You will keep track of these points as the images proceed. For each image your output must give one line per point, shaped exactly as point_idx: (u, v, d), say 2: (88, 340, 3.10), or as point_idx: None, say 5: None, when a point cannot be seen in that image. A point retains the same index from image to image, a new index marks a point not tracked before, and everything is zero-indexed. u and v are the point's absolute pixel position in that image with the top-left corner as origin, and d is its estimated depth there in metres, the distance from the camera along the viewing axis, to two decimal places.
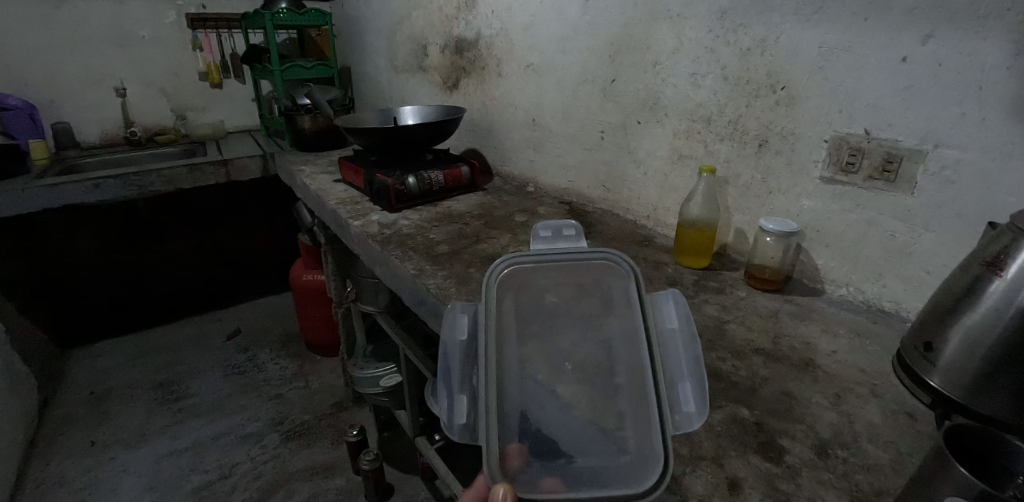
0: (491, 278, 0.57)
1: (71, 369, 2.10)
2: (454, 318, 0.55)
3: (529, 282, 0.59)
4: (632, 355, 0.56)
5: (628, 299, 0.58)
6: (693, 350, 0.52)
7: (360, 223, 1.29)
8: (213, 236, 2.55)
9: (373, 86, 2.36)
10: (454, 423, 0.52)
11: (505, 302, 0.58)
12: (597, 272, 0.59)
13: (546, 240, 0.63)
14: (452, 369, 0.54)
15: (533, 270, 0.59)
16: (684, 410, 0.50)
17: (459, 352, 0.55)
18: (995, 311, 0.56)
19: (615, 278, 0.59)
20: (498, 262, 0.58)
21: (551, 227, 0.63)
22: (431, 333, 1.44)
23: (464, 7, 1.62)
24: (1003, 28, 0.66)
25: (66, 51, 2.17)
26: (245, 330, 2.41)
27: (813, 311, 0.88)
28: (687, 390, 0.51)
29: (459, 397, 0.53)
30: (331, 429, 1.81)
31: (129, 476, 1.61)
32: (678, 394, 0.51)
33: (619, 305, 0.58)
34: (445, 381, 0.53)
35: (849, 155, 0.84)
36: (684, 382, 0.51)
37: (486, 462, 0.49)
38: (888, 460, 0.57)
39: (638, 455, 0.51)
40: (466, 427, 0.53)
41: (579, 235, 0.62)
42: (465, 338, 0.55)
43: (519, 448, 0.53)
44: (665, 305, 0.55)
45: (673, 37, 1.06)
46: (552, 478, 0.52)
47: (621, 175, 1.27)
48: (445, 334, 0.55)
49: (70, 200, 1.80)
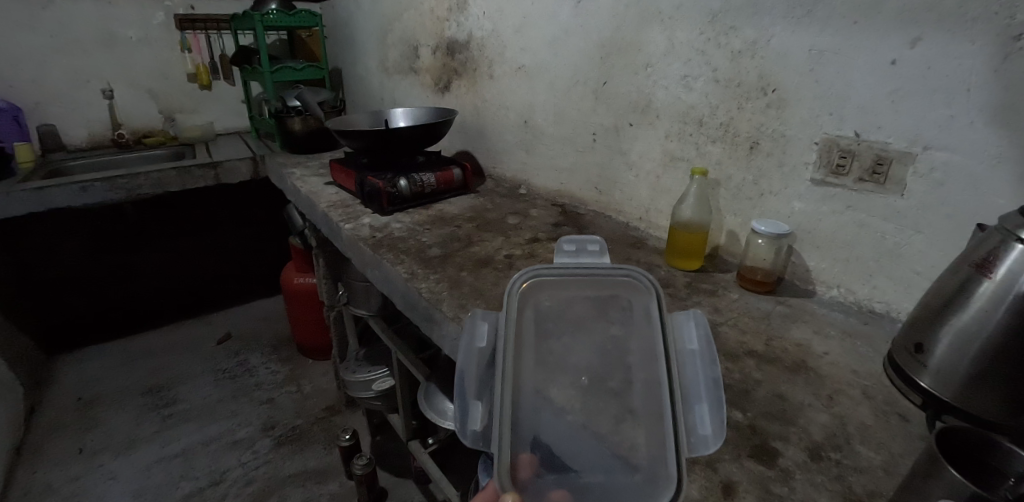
0: (512, 291, 0.58)
1: (58, 375, 2.07)
2: (474, 324, 0.57)
3: (548, 293, 0.60)
4: (651, 372, 0.54)
5: (648, 317, 0.57)
6: (711, 372, 0.51)
7: (351, 226, 1.28)
8: (202, 239, 2.52)
9: (364, 88, 2.35)
10: (467, 428, 0.52)
11: (525, 312, 0.58)
12: (618, 288, 0.59)
13: (570, 254, 0.63)
14: (470, 375, 0.55)
15: (554, 283, 0.59)
16: (700, 431, 0.49)
17: (477, 360, 0.56)
18: (985, 312, 0.57)
19: (636, 295, 0.59)
20: (519, 275, 0.59)
21: (574, 242, 0.64)
22: (425, 336, 1.41)
23: (455, 9, 1.62)
24: (989, 32, 0.66)
25: (52, 52, 2.13)
26: (235, 334, 2.38)
27: (804, 312, 0.89)
28: (703, 412, 0.50)
29: (474, 403, 0.53)
30: (323, 434, 1.80)
31: (117, 484, 1.58)
32: (695, 415, 0.50)
33: (640, 323, 0.58)
34: (461, 386, 0.53)
35: (839, 158, 0.84)
36: (700, 404, 0.50)
37: (497, 471, 0.49)
38: (881, 462, 0.57)
39: (650, 474, 0.50)
40: (478, 433, 0.52)
41: (603, 250, 0.62)
42: (484, 345, 0.56)
43: (530, 457, 0.52)
44: (686, 321, 0.55)
45: (665, 39, 1.06)
46: (561, 490, 0.51)
47: (613, 177, 1.26)
48: (465, 339, 0.56)
49: (56, 203, 1.78)
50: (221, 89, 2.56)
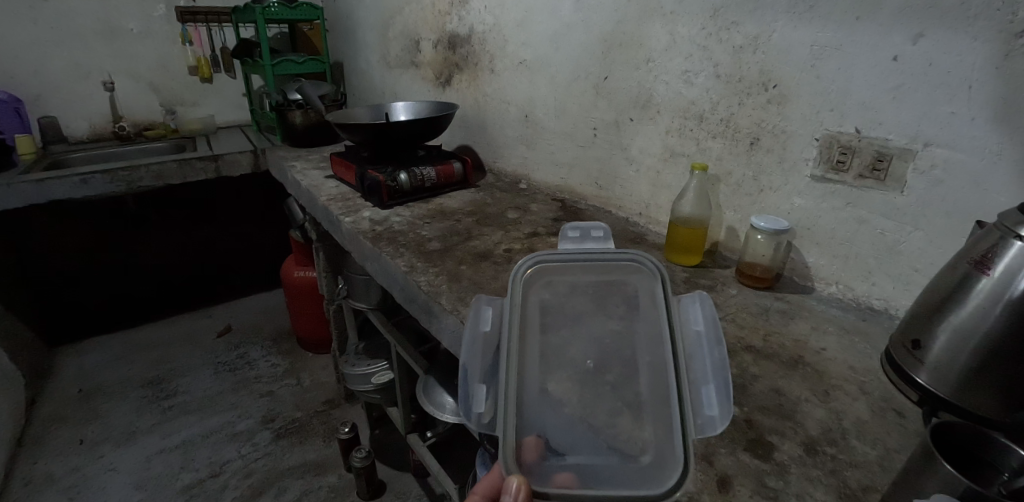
0: (517, 276, 0.59)
1: (60, 367, 2.08)
2: (478, 310, 0.58)
3: (552, 279, 0.60)
4: (656, 355, 0.55)
5: (654, 302, 0.58)
6: (717, 352, 0.51)
7: (351, 219, 1.28)
8: (202, 232, 2.52)
9: (366, 81, 2.34)
10: (471, 412, 0.53)
11: (530, 298, 0.59)
12: (623, 273, 0.60)
13: (574, 241, 0.64)
14: (474, 361, 0.55)
15: (558, 269, 0.60)
16: (707, 413, 0.49)
17: (481, 345, 0.56)
18: (983, 308, 0.57)
19: (641, 279, 0.60)
20: (523, 261, 0.59)
21: (579, 228, 0.65)
22: (423, 328, 1.42)
23: (457, 2, 1.61)
24: (993, 28, 0.66)
25: (53, 44, 2.13)
26: (235, 327, 2.39)
27: (803, 309, 0.89)
28: (710, 394, 0.50)
29: (479, 387, 0.54)
30: (322, 427, 1.80)
31: (118, 476, 1.59)
32: (702, 396, 0.50)
33: (645, 308, 0.58)
34: (467, 371, 0.54)
35: (840, 153, 0.84)
36: (707, 386, 0.51)
37: (502, 454, 0.50)
38: (877, 457, 0.57)
39: (657, 456, 0.51)
40: (483, 416, 0.53)
41: (608, 237, 0.63)
42: (488, 329, 0.57)
43: (535, 440, 0.53)
44: (691, 299, 0.55)
45: (666, 34, 1.06)
46: (566, 473, 0.51)
47: (613, 172, 1.26)
48: (469, 326, 0.57)
49: (57, 195, 1.78)
50: (222, 81, 2.56)
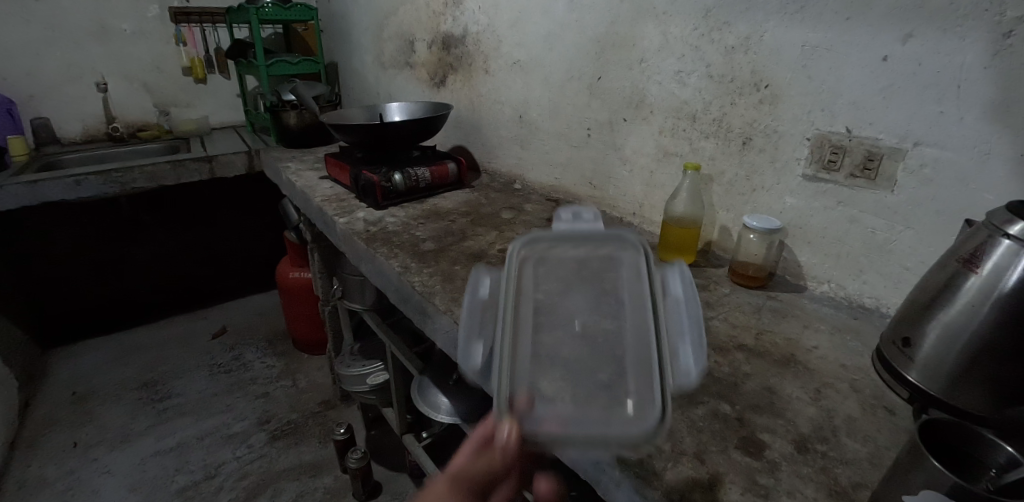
0: (512, 251, 0.63)
1: (54, 369, 2.07)
2: (478, 280, 0.64)
3: (545, 253, 0.63)
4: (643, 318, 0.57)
5: (640, 272, 0.60)
6: (692, 314, 0.57)
7: (345, 220, 1.28)
8: (197, 233, 2.50)
9: (360, 82, 2.34)
10: (469, 364, 0.59)
11: (524, 268, 0.61)
12: (613, 247, 0.62)
13: (567, 221, 0.65)
14: (472, 322, 0.60)
15: (551, 244, 0.63)
16: (683, 366, 0.54)
17: (478, 310, 0.61)
18: (972, 306, 0.57)
19: (630, 253, 0.62)
20: (519, 238, 0.64)
21: (571, 210, 0.65)
22: (419, 328, 1.42)
23: (451, 3, 1.61)
24: (981, 28, 0.66)
25: (45, 45, 2.12)
26: (230, 329, 2.38)
27: (795, 307, 0.89)
28: (686, 351, 0.54)
29: (476, 346, 0.59)
30: (318, 428, 1.80)
31: (113, 478, 1.58)
32: (680, 353, 0.54)
33: (631, 277, 0.60)
34: (466, 332, 0.60)
35: (831, 153, 0.85)
36: (684, 344, 0.55)
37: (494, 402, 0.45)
38: (867, 454, 0.58)
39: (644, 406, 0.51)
40: (478, 369, 0.59)
41: (598, 217, 0.65)
42: (485, 296, 0.62)
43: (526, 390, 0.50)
44: (673, 271, 0.61)
45: (659, 35, 1.06)
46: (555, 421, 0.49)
47: (607, 172, 1.27)
48: (469, 292, 0.63)
49: (50, 197, 1.77)
50: (216, 82, 2.55)
